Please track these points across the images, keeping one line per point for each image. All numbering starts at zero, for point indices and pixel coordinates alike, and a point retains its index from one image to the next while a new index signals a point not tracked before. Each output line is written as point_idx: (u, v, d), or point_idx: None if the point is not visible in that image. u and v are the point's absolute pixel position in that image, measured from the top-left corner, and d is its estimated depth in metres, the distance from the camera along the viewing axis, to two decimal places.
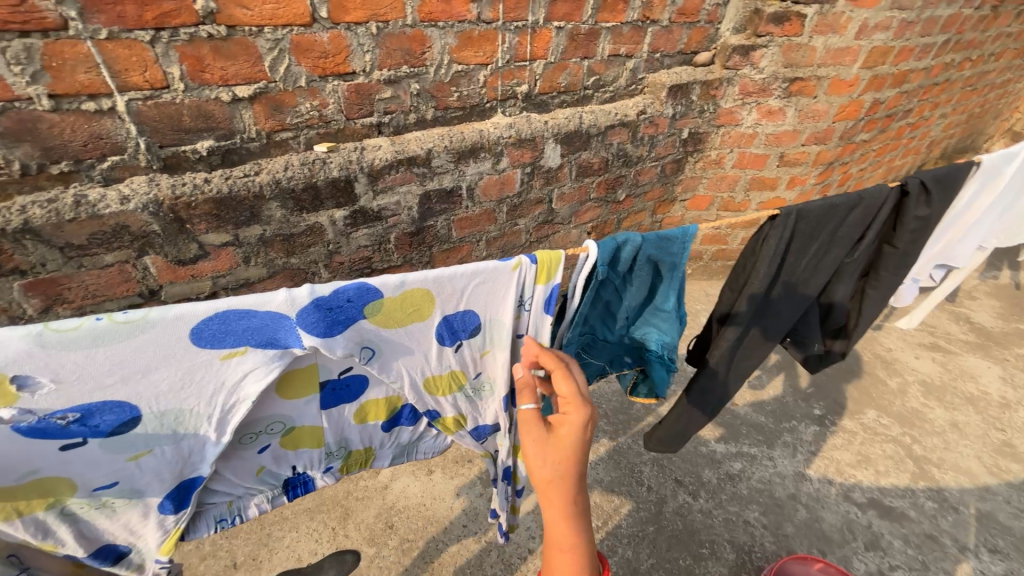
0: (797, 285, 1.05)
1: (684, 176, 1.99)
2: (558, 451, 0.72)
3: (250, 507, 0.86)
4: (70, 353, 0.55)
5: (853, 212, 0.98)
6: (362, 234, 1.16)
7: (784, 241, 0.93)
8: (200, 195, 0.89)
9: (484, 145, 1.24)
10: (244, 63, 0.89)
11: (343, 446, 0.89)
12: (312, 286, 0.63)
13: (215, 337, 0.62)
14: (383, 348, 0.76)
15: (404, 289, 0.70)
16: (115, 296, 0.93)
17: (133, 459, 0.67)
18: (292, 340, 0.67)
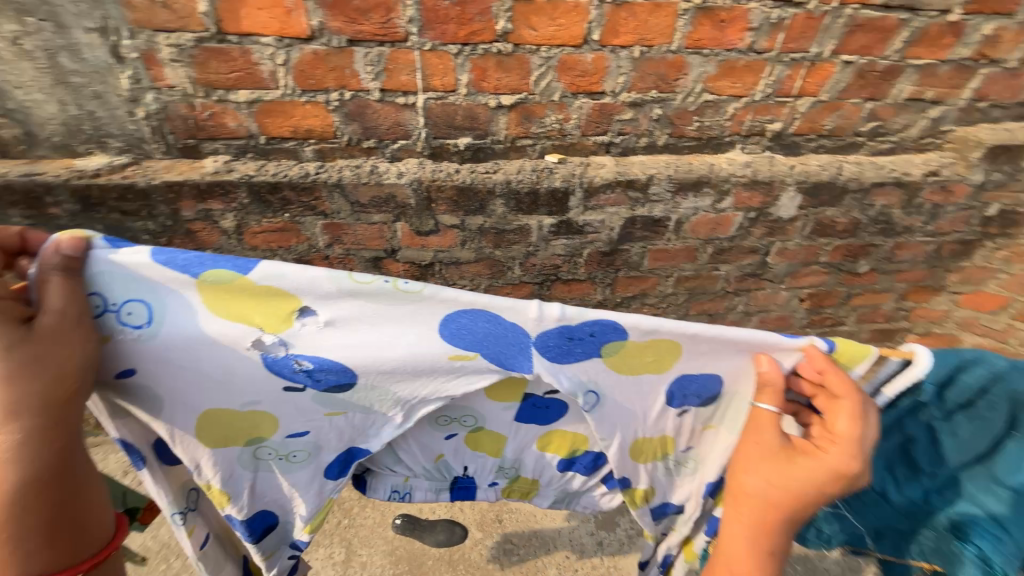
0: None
1: (966, 262, 1.46)
2: (790, 475, 0.68)
3: (420, 490, 0.93)
4: (358, 301, 0.68)
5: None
6: (560, 243, 1.20)
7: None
8: (449, 181, 1.06)
9: (710, 180, 1.14)
10: (516, 76, 1.01)
11: (515, 466, 0.92)
12: (564, 310, 0.68)
13: (460, 330, 0.70)
14: (604, 395, 0.75)
15: (652, 336, 0.70)
16: (369, 247, 1.17)
17: (329, 415, 0.76)
18: (524, 358, 0.71)
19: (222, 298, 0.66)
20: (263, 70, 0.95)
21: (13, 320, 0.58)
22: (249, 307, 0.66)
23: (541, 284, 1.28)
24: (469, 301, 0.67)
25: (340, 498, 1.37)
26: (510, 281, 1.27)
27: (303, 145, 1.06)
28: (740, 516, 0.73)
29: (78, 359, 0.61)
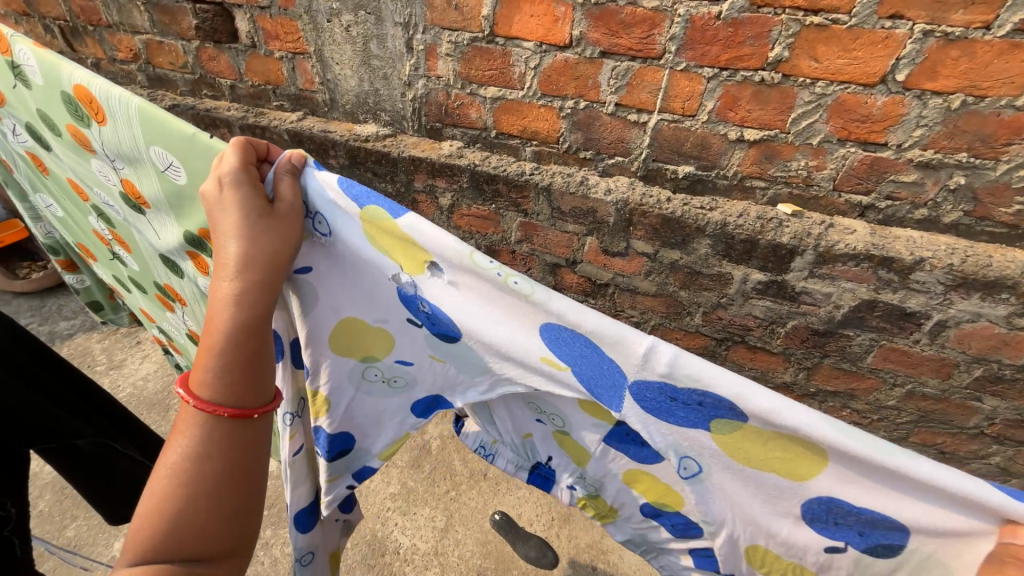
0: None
1: None
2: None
3: (501, 458, 0.87)
4: (469, 281, 0.63)
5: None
6: (761, 305, 1.04)
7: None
8: (657, 209, 0.99)
9: (1017, 285, 0.83)
10: (772, 110, 0.88)
11: (596, 481, 0.79)
12: (679, 361, 0.54)
13: (559, 344, 0.61)
14: (708, 466, 0.61)
15: (776, 425, 0.53)
16: (554, 253, 1.19)
17: (434, 360, 0.75)
18: (616, 396, 0.60)
19: (379, 236, 0.65)
20: (516, 72, 1.02)
21: (264, 193, 0.64)
22: (390, 247, 0.65)
23: (720, 341, 1.14)
24: (576, 323, 0.57)
25: (452, 469, 1.45)
26: (686, 327, 1.16)
27: (526, 145, 1.12)
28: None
29: (291, 243, 0.64)
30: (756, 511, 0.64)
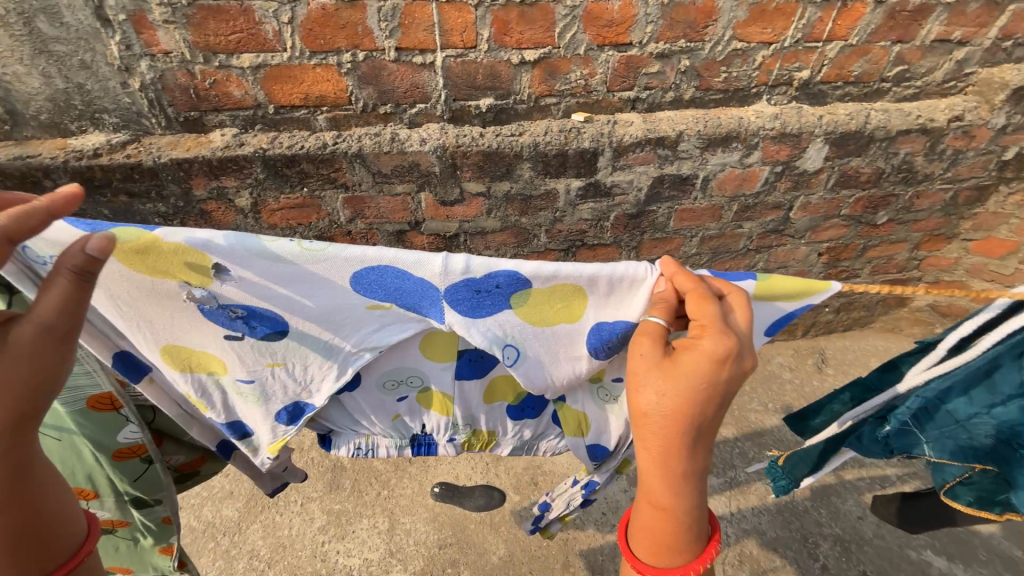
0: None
1: (981, 210, 1.48)
2: (679, 384, 0.57)
3: (380, 448, 0.85)
4: (256, 263, 0.58)
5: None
6: (587, 208, 1.18)
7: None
8: (474, 147, 1.01)
9: (738, 134, 1.11)
10: (539, 28, 0.94)
11: (470, 423, 0.83)
12: (470, 262, 0.59)
13: (371, 287, 0.62)
14: (528, 350, 0.68)
15: (555, 282, 0.62)
16: (394, 220, 1.13)
17: (270, 366, 0.70)
18: (434, 311, 0.64)
19: (141, 262, 0.59)
20: (268, 30, 0.86)
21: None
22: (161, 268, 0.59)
23: (567, 250, 1.28)
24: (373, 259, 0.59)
25: (376, 471, 1.39)
26: (536, 249, 1.25)
27: (315, 114, 0.99)
28: (654, 441, 0.61)
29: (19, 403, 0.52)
30: (565, 368, 0.71)
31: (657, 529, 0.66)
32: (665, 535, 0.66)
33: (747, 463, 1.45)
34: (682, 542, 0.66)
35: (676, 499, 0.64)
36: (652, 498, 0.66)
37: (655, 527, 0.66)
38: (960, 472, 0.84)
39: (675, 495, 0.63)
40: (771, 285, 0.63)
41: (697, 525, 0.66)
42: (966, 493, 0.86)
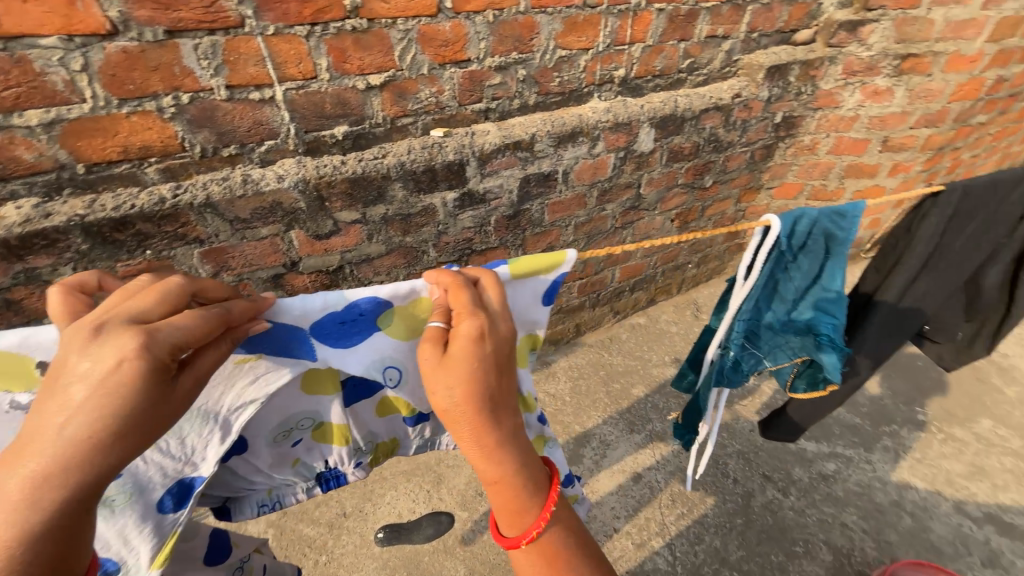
0: (961, 258, 0.91)
1: (773, 162, 1.87)
2: (457, 368, 0.60)
3: (289, 495, 0.84)
4: None
5: (1017, 190, 0.85)
6: (466, 216, 1.22)
7: (944, 221, 0.83)
8: (338, 176, 0.98)
9: (581, 129, 1.26)
10: (378, 53, 0.97)
11: (371, 440, 0.84)
12: (329, 296, 0.64)
13: (234, 341, 0.62)
14: (408, 365, 0.73)
15: (413, 296, 0.68)
16: (266, 266, 1.05)
17: (131, 453, 0.64)
18: (306, 351, 0.66)
19: None
20: (56, 81, 0.75)
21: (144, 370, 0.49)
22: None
23: (458, 261, 1.30)
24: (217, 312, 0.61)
25: (309, 539, 1.28)
26: (428, 265, 1.26)
27: (143, 167, 0.88)
28: (463, 428, 0.61)
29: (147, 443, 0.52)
30: None
31: (507, 512, 0.63)
32: (513, 516, 0.63)
33: (661, 414, 1.62)
34: (531, 516, 0.63)
35: (505, 475, 0.62)
36: (490, 484, 0.64)
37: (505, 514, 0.63)
38: (790, 368, 1.05)
39: (502, 470, 0.62)
40: (523, 269, 0.71)
41: (540, 489, 0.64)
42: (801, 383, 1.06)
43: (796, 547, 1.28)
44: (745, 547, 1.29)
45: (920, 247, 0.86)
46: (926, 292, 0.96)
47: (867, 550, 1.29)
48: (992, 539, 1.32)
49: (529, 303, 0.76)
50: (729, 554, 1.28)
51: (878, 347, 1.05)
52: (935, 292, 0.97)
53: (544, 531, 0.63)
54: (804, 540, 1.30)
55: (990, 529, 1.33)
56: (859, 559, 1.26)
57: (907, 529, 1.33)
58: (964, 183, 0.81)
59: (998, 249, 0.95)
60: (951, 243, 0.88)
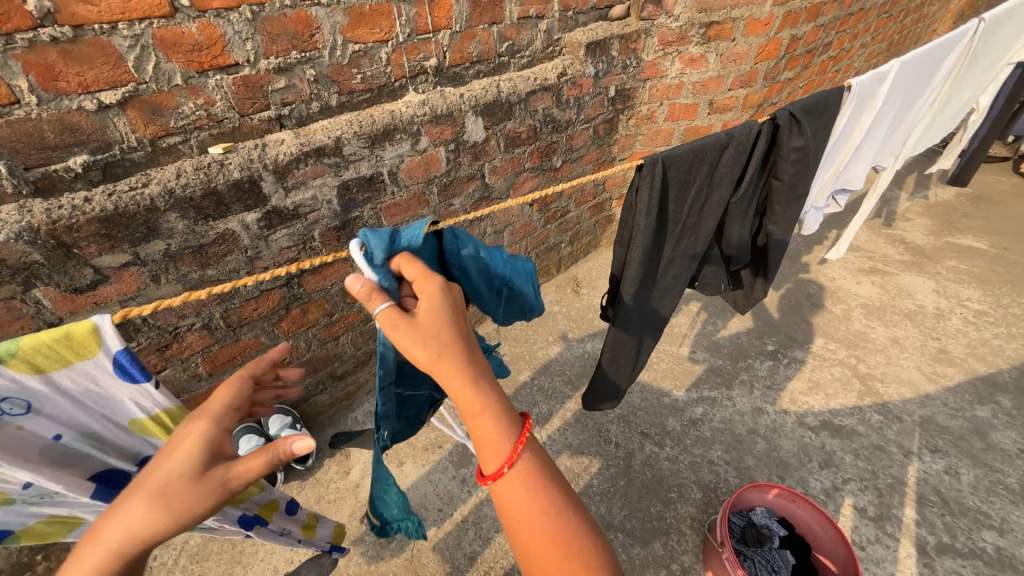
0: (691, 220, 1.04)
1: (619, 135, 1.98)
2: (426, 328, 0.65)
3: None
4: None
5: (727, 152, 0.98)
6: (281, 235, 1.12)
7: (656, 191, 0.91)
8: (81, 216, 0.82)
9: (397, 126, 1.20)
10: (103, 66, 0.81)
11: None
12: None
13: None
14: None
15: None
16: (9, 335, 0.86)
17: None
18: None
19: None
20: None
21: None
22: None
23: (288, 284, 1.20)
24: None
25: None
26: (250, 295, 1.14)
27: None
28: (448, 373, 0.65)
29: None
30: None
31: (478, 446, 0.65)
32: (486, 446, 0.64)
33: (546, 395, 1.65)
34: (507, 442, 0.64)
35: (484, 403, 0.64)
36: (472, 421, 0.65)
37: (479, 445, 0.65)
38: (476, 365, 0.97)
39: (483, 401, 0.64)
40: (26, 359, 0.56)
41: (516, 421, 0.66)
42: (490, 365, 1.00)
43: (671, 494, 1.37)
44: (627, 506, 1.35)
45: (646, 218, 0.94)
46: (672, 258, 1.09)
47: (730, 479, 1.41)
48: (826, 442, 1.50)
49: (90, 382, 0.63)
50: (613, 517, 1.33)
51: (643, 317, 1.14)
52: (681, 254, 1.10)
53: (521, 460, 0.64)
54: (677, 485, 1.40)
55: (825, 433, 1.53)
56: (723, 490, 1.39)
57: (762, 451, 1.49)
58: (664, 155, 0.91)
59: (730, 207, 1.10)
60: (679, 208, 1.00)
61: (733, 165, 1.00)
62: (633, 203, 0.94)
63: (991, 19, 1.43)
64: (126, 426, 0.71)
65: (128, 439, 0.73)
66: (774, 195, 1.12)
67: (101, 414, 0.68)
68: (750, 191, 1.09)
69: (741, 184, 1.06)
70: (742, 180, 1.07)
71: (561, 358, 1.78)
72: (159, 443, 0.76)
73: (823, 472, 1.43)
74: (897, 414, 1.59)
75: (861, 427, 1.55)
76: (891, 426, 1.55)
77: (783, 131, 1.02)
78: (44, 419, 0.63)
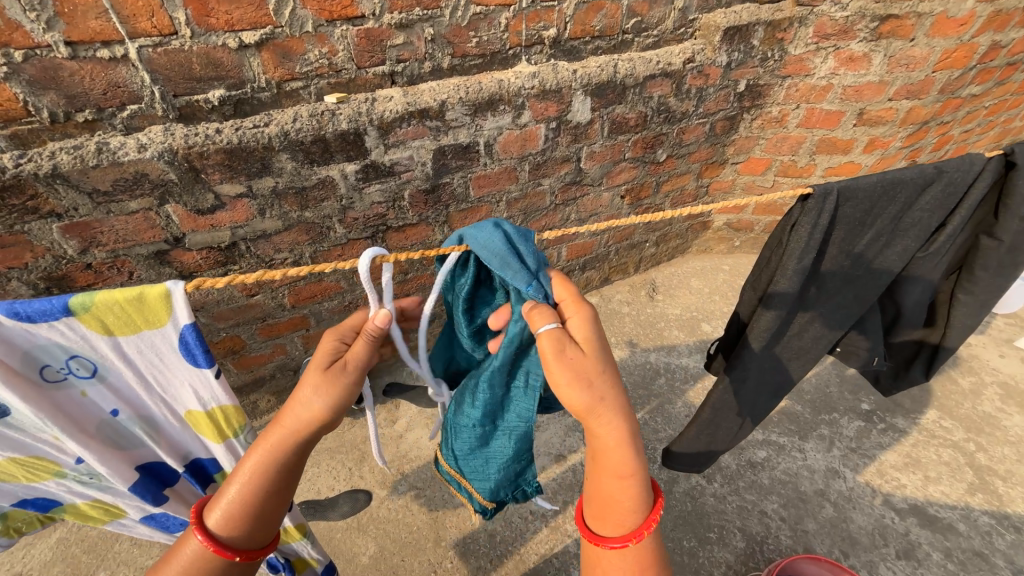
0: (856, 268, 0.93)
1: (737, 135, 1.76)
2: (590, 367, 0.68)
3: None
4: None
5: (928, 192, 0.85)
6: (375, 190, 1.16)
7: (821, 226, 0.83)
8: (211, 145, 0.90)
9: (502, 97, 1.16)
10: (248, 7, 0.86)
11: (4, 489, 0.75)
12: None
13: None
14: None
15: None
16: (142, 242, 0.99)
17: None
18: None
19: None
20: None
21: None
22: None
23: (373, 237, 1.25)
24: None
25: None
26: (338, 242, 1.21)
27: None
28: (604, 425, 0.69)
29: None
30: None
31: (604, 507, 0.72)
32: (618, 512, 0.71)
33: None
34: (638, 516, 0.71)
35: (634, 468, 0.70)
36: (618, 484, 0.70)
37: (603, 504, 0.72)
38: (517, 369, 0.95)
39: (634, 468, 0.70)
40: (98, 315, 0.59)
41: (648, 498, 0.72)
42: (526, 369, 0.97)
43: (709, 533, 1.28)
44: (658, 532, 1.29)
45: (808, 254, 0.85)
46: (820, 312, 0.99)
47: (781, 538, 1.28)
48: (911, 531, 1.29)
49: (154, 355, 0.65)
50: None
51: (765, 371, 1.06)
52: (828, 315, 1.00)
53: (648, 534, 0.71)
54: (718, 526, 1.29)
55: (912, 520, 1.32)
56: (770, 547, 1.26)
57: (827, 518, 1.32)
58: (845, 188, 0.82)
59: (916, 260, 0.96)
60: (846, 251, 0.90)
61: (932, 208, 0.86)
62: (786, 239, 0.86)
63: None
64: (184, 419, 0.74)
65: (183, 436, 0.77)
66: (983, 254, 0.98)
67: (161, 397, 0.70)
68: (948, 244, 0.94)
69: (937, 236, 0.92)
70: (941, 230, 0.92)
71: (620, 363, 1.71)
72: (210, 444, 0.79)
73: (899, 562, 1.24)
74: (1015, 523, 1.32)
75: (962, 525, 1.31)
76: (1003, 534, 1.29)
77: (1018, 175, 0.86)
78: (106, 389, 0.67)
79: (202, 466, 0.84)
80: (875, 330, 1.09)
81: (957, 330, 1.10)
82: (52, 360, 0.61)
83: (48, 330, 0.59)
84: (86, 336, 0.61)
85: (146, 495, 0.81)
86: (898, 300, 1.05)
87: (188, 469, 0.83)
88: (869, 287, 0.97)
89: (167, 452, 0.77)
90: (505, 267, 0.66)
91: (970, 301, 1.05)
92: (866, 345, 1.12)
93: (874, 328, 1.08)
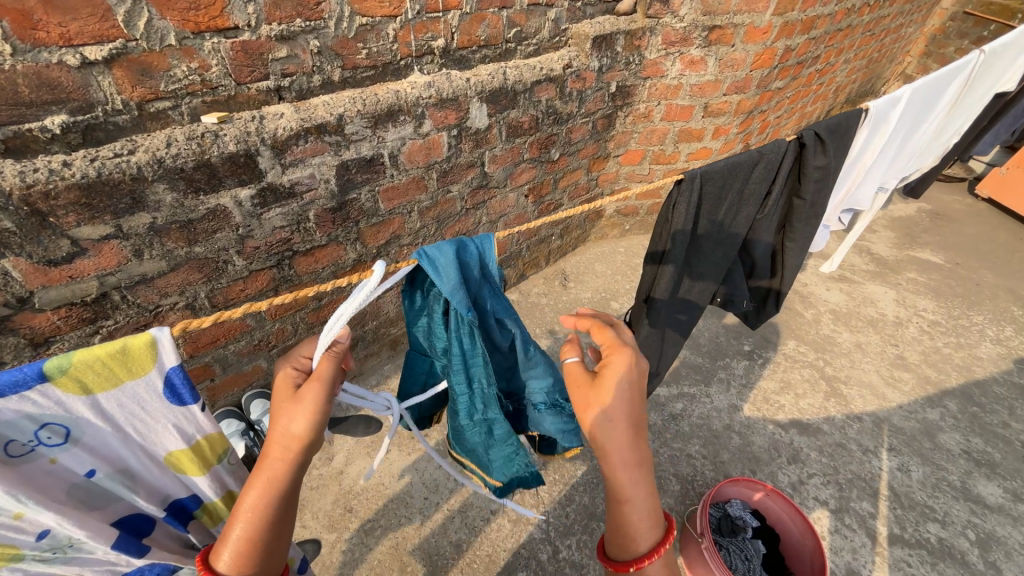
0: (722, 234, 1.13)
1: (616, 131, 1.98)
2: (599, 395, 0.73)
3: None
4: None
5: (757, 168, 1.07)
6: (275, 215, 1.07)
7: (693, 206, 1.00)
8: (60, 182, 0.76)
9: (402, 107, 1.15)
10: (89, 18, 0.73)
11: None
12: None
13: None
14: None
15: None
16: None
17: None
18: None
19: None
20: None
21: None
22: None
23: (279, 265, 1.16)
24: None
25: None
26: (237, 276, 1.10)
27: None
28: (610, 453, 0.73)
29: None
30: None
31: (615, 528, 0.75)
32: (625, 535, 0.74)
33: None
34: (641, 542, 0.73)
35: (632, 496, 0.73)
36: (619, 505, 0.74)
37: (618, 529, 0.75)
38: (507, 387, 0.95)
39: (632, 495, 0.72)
40: (76, 376, 0.54)
41: (652, 524, 0.74)
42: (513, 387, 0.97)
43: None
44: None
45: (685, 230, 1.03)
46: (700, 272, 1.19)
47: (706, 472, 1.48)
48: (794, 439, 1.60)
49: (136, 406, 0.60)
50: (596, 507, 1.38)
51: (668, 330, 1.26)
52: (707, 278, 1.21)
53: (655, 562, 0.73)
54: (657, 477, 1.46)
55: (794, 431, 1.62)
56: (699, 482, 1.45)
57: (736, 446, 1.56)
58: (703, 170, 0.99)
59: (758, 221, 1.19)
60: (711, 220, 1.09)
61: (762, 181, 1.09)
62: (669, 218, 1.02)
63: (989, 53, 1.61)
64: (164, 463, 0.68)
65: (163, 479, 0.69)
66: (795, 212, 1.23)
67: (140, 447, 0.64)
68: (776, 207, 1.17)
69: (768, 201, 1.15)
70: (769, 197, 1.15)
71: (549, 351, 1.82)
72: (194, 479, 0.72)
73: (791, 467, 1.52)
74: (858, 415, 1.70)
75: (826, 426, 1.65)
76: (852, 425, 1.66)
77: (809, 150, 1.12)
78: (80, 451, 0.59)
79: (185, 506, 0.75)
80: (741, 285, 1.33)
81: (790, 278, 1.37)
82: (19, 433, 0.54)
83: (17, 402, 0.52)
84: (61, 402, 0.54)
85: (130, 549, 0.67)
86: (752, 254, 1.28)
87: (168, 513, 0.73)
88: (727, 248, 1.17)
89: (147, 498, 0.69)
90: (455, 290, 0.72)
91: (797, 252, 1.30)
92: (738, 296, 1.35)
93: (738, 279, 1.31)
